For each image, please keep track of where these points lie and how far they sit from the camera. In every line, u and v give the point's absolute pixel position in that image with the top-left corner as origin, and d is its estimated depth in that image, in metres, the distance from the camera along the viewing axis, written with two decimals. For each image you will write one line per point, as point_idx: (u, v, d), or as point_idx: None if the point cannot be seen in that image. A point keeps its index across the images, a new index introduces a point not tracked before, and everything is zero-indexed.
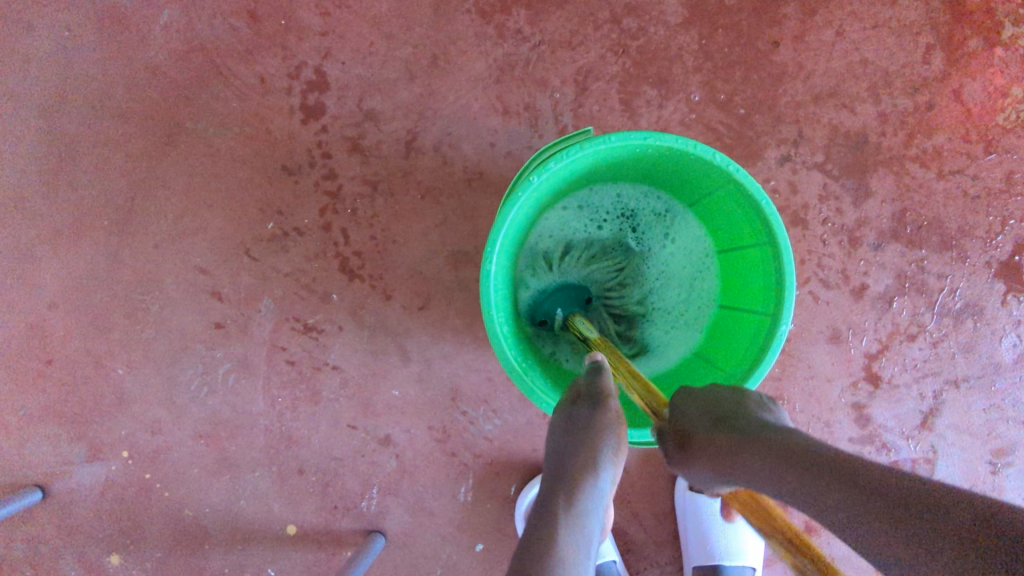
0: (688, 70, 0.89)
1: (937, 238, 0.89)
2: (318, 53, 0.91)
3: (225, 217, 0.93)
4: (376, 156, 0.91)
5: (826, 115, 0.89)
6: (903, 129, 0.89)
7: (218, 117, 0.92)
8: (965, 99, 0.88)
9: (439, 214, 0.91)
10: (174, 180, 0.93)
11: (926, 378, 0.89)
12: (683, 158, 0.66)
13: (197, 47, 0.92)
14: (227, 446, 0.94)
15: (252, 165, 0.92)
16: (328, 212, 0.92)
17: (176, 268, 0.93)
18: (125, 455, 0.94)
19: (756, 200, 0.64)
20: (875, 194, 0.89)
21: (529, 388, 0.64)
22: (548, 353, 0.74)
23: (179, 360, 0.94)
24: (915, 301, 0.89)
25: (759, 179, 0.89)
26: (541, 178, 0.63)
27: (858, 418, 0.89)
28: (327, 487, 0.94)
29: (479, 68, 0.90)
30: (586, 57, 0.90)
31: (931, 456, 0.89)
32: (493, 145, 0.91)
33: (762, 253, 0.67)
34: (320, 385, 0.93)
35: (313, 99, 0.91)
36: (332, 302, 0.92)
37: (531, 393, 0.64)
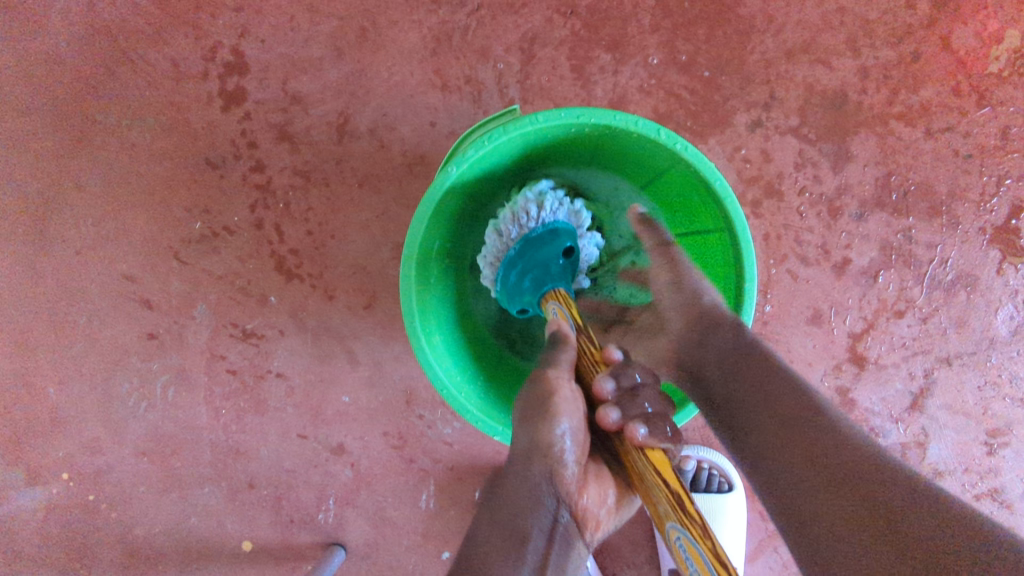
0: (644, 29, 0.80)
1: (925, 204, 0.81)
2: (233, 31, 0.82)
3: (149, 219, 0.85)
4: (306, 143, 0.83)
5: (800, 73, 0.80)
6: (887, 83, 0.80)
7: (132, 109, 0.83)
8: (954, 47, 0.79)
9: (380, 204, 0.83)
10: (87, 179, 0.84)
11: (915, 357, 0.82)
12: (626, 136, 0.58)
13: (100, 30, 0.82)
14: (173, 462, 0.88)
15: (173, 160, 0.84)
16: (259, 208, 0.84)
17: (99, 276, 0.85)
18: (66, 477, 0.88)
19: (709, 180, 0.57)
20: (856, 158, 0.80)
21: (460, 405, 0.60)
22: (489, 357, 0.69)
23: (113, 376, 0.87)
24: (902, 274, 0.81)
25: (727, 147, 0.80)
26: (461, 169, 0.56)
27: (842, 403, 0.82)
28: (281, 501, 0.89)
29: (413, 39, 0.81)
30: (530, 20, 0.81)
31: (922, 439, 0.83)
32: (434, 125, 0.82)
33: (720, 240, 0.61)
34: (265, 394, 0.86)
35: (232, 83, 0.82)
36: (270, 306, 0.85)
37: (464, 410, 0.60)
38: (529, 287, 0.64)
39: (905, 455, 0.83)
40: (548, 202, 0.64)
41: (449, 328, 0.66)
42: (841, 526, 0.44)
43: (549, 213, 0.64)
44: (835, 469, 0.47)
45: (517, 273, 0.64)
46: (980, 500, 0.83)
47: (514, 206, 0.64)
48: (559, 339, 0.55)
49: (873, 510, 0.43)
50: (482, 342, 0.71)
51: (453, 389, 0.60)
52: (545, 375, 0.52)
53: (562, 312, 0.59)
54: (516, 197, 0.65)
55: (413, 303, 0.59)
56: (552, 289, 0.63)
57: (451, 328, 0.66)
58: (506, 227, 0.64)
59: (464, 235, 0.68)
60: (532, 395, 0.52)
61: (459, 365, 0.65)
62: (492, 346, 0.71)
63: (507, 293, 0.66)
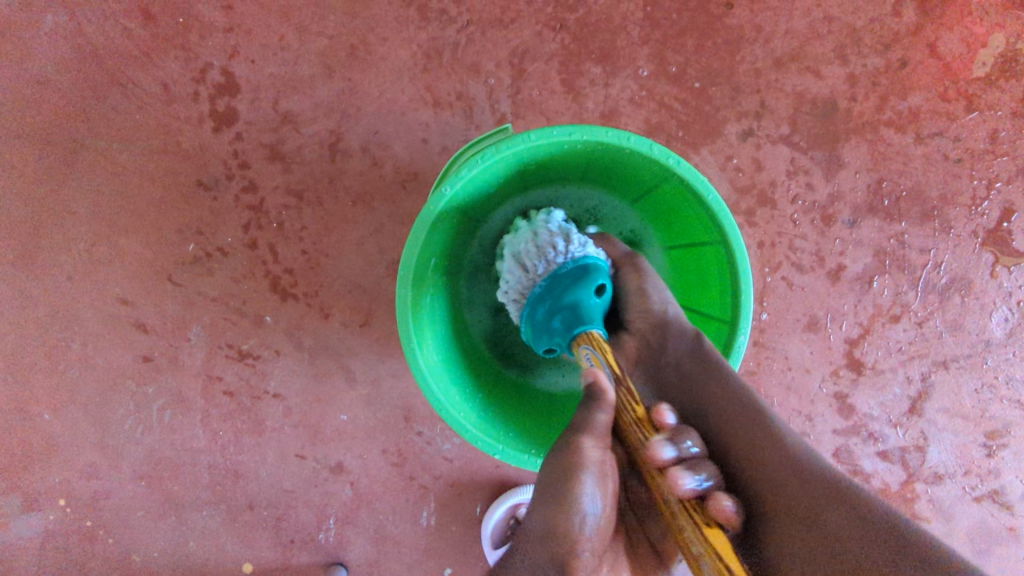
0: (634, 42, 0.80)
1: (918, 209, 0.81)
2: (223, 52, 0.82)
3: (141, 242, 0.84)
4: (299, 162, 0.82)
5: (789, 82, 0.80)
6: (876, 90, 0.81)
7: (122, 132, 0.83)
8: (941, 53, 0.80)
9: (374, 221, 0.83)
10: (79, 204, 0.84)
11: (912, 361, 0.82)
12: (618, 152, 0.59)
13: (89, 53, 0.82)
14: (171, 486, 0.88)
15: (165, 182, 0.83)
16: (253, 228, 0.83)
17: (93, 300, 0.85)
18: (63, 504, 0.88)
19: (702, 194, 0.57)
20: (847, 165, 0.81)
21: (461, 426, 0.59)
22: (486, 377, 0.69)
23: (109, 400, 0.86)
24: (896, 279, 0.81)
25: (719, 157, 0.81)
26: (454, 189, 0.56)
27: (841, 409, 0.83)
28: (281, 521, 0.88)
29: (403, 56, 0.81)
30: (520, 35, 0.81)
31: (921, 443, 0.83)
32: (427, 142, 0.82)
33: (715, 252, 0.61)
34: (262, 414, 0.86)
35: (223, 104, 0.82)
36: (266, 326, 0.84)
37: (464, 432, 0.59)
38: (558, 325, 0.60)
39: (905, 459, 0.83)
40: (575, 237, 0.64)
41: (445, 349, 0.66)
42: (787, 521, 0.48)
43: (578, 249, 0.63)
44: (780, 469, 0.51)
45: (547, 310, 0.61)
46: (980, 502, 0.84)
47: (540, 237, 0.64)
48: (596, 393, 0.52)
49: (813, 514, 0.47)
50: (479, 361, 0.70)
51: (451, 410, 0.60)
52: (575, 441, 0.50)
53: (599, 360, 0.56)
54: (540, 230, 0.65)
55: (410, 325, 0.59)
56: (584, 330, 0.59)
57: (448, 350, 0.66)
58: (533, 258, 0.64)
59: (458, 256, 0.68)
60: (554, 465, 0.49)
61: (457, 386, 0.64)
62: (490, 365, 0.71)
63: (534, 331, 0.63)
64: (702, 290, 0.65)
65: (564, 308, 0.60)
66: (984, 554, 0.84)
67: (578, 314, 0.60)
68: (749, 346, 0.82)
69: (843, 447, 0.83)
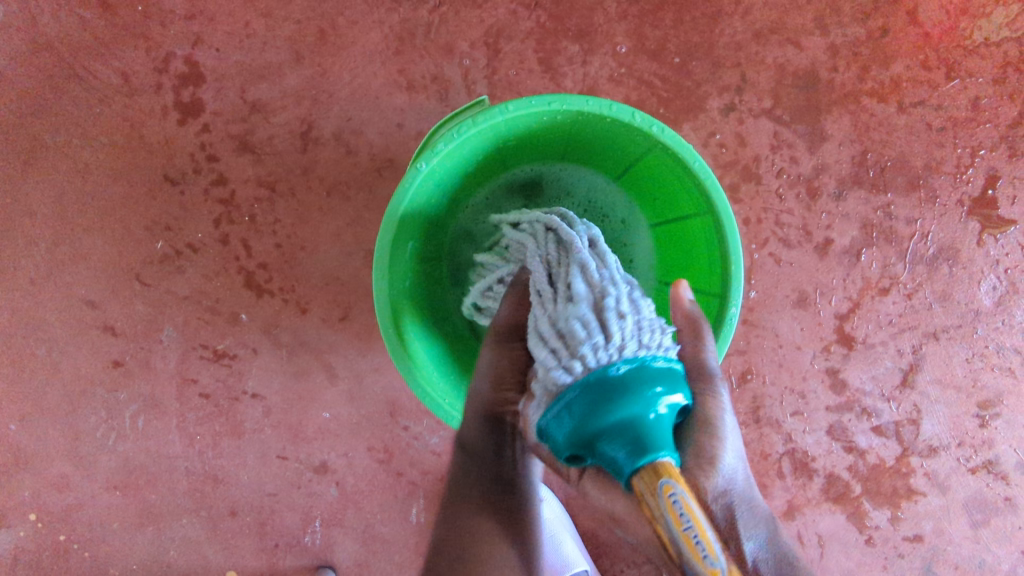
0: (611, 18, 0.78)
1: (903, 179, 0.80)
2: (187, 40, 0.79)
3: (106, 241, 0.80)
4: (269, 153, 0.79)
5: (770, 54, 0.79)
6: (857, 60, 0.79)
7: (82, 127, 0.79)
8: (921, 20, 0.79)
9: (350, 211, 0.80)
10: (39, 203, 0.80)
11: (902, 334, 0.81)
12: (599, 123, 0.57)
13: (43, 46, 0.78)
14: (147, 494, 0.84)
15: (130, 179, 0.80)
16: (224, 223, 0.80)
17: (58, 304, 0.81)
18: (34, 519, 0.84)
19: (687, 162, 0.55)
20: (831, 137, 0.80)
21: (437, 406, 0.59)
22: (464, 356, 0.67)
23: (78, 408, 0.82)
24: (884, 251, 0.80)
25: (702, 134, 0.79)
26: (430, 165, 0.54)
27: (833, 385, 0.81)
28: (264, 526, 0.85)
29: (374, 39, 0.79)
30: (494, 14, 0.78)
31: (915, 416, 0.82)
32: (402, 127, 0.80)
33: (704, 225, 0.59)
34: (240, 416, 0.83)
35: (188, 95, 0.79)
36: (241, 324, 0.81)
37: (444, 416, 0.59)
38: (607, 437, 0.41)
39: (899, 433, 0.82)
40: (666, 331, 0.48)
41: (430, 337, 0.64)
42: None
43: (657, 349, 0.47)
44: None
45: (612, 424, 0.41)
46: (975, 473, 0.83)
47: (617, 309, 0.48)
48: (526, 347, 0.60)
49: None
50: (464, 346, 0.68)
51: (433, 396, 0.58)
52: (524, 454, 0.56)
53: (691, 504, 0.37)
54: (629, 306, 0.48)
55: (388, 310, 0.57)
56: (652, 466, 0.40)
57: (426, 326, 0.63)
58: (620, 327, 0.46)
59: (438, 240, 0.66)
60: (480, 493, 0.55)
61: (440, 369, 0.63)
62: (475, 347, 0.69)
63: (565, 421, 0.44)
64: (689, 268, 0.63)
65: (628, 414, 0.41)
66: (981, 526, 0.83)
67: (640, 433, 0.41)
68: (739, 325, 0.80)
69: (837, 424, 0.82)
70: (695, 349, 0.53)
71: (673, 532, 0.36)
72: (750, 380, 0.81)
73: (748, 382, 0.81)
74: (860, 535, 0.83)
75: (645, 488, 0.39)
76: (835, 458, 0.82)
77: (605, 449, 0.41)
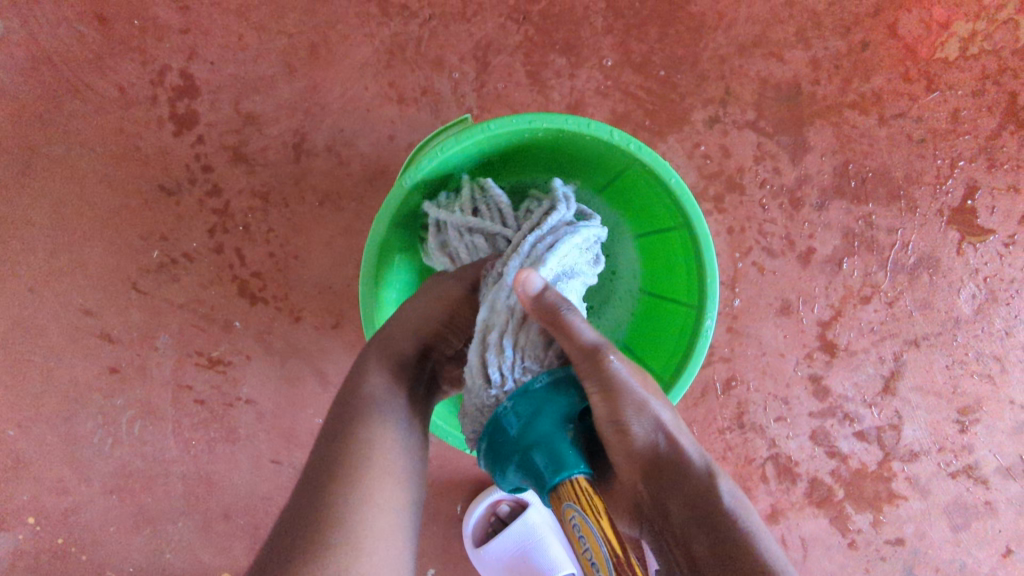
0: (597, 32, 0.80)
1: (884, 190, 0.82)
2: (182, 54, 0.80)
3: (103, 251, 0.82)
4: (262, 163, 0.81)
5: (753, 67, 0.81)
6: (838, 73, 0.81)
7: (80, 138, 0.81)
8: (901, 34, 0.81)
9: (342, 220, 0.82)
10: (37, 213, 0.81)
11: (884, 341, 0.83)
12: (580, 140, 0.59)
13: (41, 59, 0.80)
14: (144, 498, 0.85)
15: (126, 189, 0.82)
16: (218, 232, 0.82)
17: (56, 312, 0.82)
18: (32, 522, 0.85)
19: (664, 178, 0.57)
20: (813, 148, 0.81)
21: None
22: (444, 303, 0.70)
23: (76, 414, 0.84)
24: (866, 260, 0.82)
25: (686, 145, 0.81)
26: (414, 180, 0.56)
27: (816, 391, 0.83)
28: (258, 529, 0.86)
29: (365, 53, 0.80)
30: (483, 28, 0.80)
31: (896, 422, 0.84)
32: (393, 139, 0.81)
33: (682, 239, 0.60)
34: (234, 422, 0.84)
35: (183, 107, 0.81)
36: (235, 331, 0.83)
37: None
38: (519, 468, 0.47)
39: (881, 438, 0.84)
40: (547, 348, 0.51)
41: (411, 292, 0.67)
42: None
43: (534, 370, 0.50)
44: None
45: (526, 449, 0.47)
46: (956, 478, 0.84)
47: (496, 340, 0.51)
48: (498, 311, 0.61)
49: None
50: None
51: None
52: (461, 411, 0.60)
53: (585, 522, 0.42)
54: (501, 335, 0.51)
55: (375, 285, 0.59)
56: (568, 477, 0.45)
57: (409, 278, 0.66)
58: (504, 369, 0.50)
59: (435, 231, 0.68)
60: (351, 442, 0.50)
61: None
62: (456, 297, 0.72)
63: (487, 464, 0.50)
64: (669, 280, 0.65)
65: (541, 437, 0.47)
66: (961, 530, 0.85)
67: (552, 452, 0.46)
68: (724, 332, 0.82)
69: (819, 429, 0.83)
70: (568, 341, 0.47)
71: (579, 549, 0.43)
72: (734, 387, 0.82)
73: (732, 388, 0.82)
74: (842, 538, 0.85)
75: (558, 498, 0.45)
76: (818, 463, 0.84)
77: (526, 475, 0.47)
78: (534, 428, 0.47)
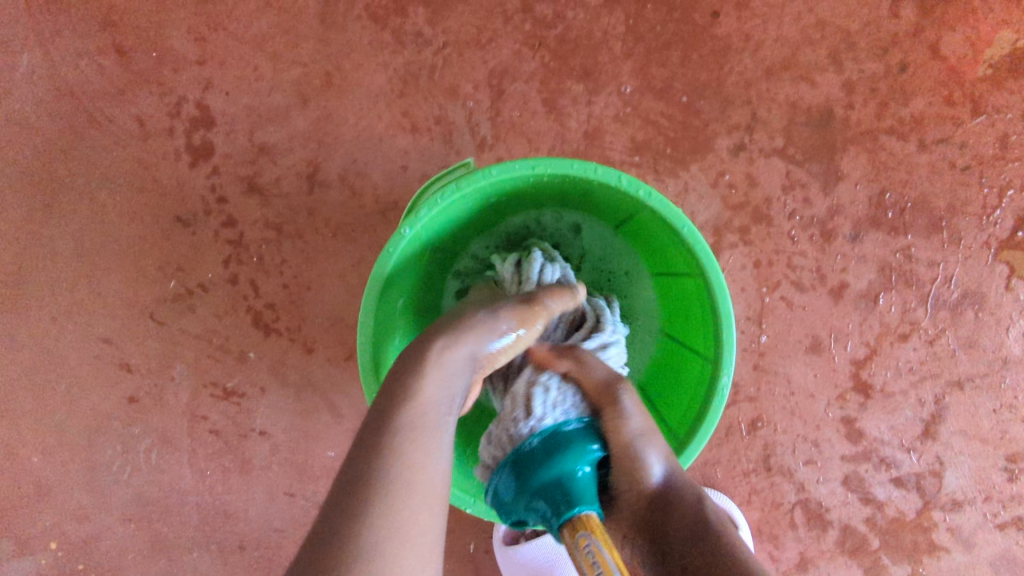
0: (617, 57, 0.77)
1: (924, 221, 0.77)
2: (198, 85, 0.80)
3: (123, 281, 0.83)
4: (277, 195, 0.81)
5: (782, 92, 0.77)
6: (874, 97, 0.77)
7: (101, 170, 0.82)
8: (944, 53, 0.76)
9: (355, 252, 0.81)
10: (58, 244, 0.82)
11: (924, 382, 0.78)
12: (586, 182, 0.57)
13: (63, 92, 0.81)
14: (161, 527, 0.86)
15: (144, 220, 0.82)
16: (233, 263, 0.82)
17: (77, 341, 0.83)
18: (55, 548, 0.86)
19: (675, 226, 0.54)
20: (846, 177, 0.77)
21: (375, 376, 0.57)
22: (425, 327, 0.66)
23: (96, 442, 0.85)
24: (904, 295, 0.77)
25: (710, 173, 0.77)
26: (413, 230, 0.55)
27: (849, 434, 0.78)
28: (271, 562, 0.86)
29: (379, 81, 0.79)
30: (498, 55, 0.78)
31: (937, 468, 0.78)
32: (406, 169, 0.80)
33: (697, 287, 0.57)
34: (249, 453, 0.84)
35: (199, 138, 0.81)
36: (249, 362, 0.83)
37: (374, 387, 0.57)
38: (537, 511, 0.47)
39: (920, 485, 0.78)
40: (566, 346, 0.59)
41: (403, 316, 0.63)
42: None
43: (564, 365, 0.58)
44: None
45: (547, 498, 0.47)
46: (1003, 530, 0.79)
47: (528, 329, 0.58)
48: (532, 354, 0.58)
49: None
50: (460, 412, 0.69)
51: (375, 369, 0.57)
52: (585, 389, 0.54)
53: (601, 552, 0.43)
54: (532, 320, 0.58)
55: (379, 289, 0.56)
56: (574, 517, 0.46)
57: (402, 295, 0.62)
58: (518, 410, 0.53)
59: (434, 266, 0.65)
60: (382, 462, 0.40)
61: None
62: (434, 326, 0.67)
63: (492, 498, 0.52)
64: (686, 326, 0.62)
65: (549, 479, 0.47)
66: None
67: (565, 494, 0.47)
68: (749, 370, 0.78)
69: (853, 474, 0.78)
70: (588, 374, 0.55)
71: None
72: (760, 428, 0.78)
73: (758, 429, 0.78)
74: None
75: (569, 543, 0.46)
76: (851, 510, 0.79)
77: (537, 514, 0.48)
78: (549, 469, 0.47)
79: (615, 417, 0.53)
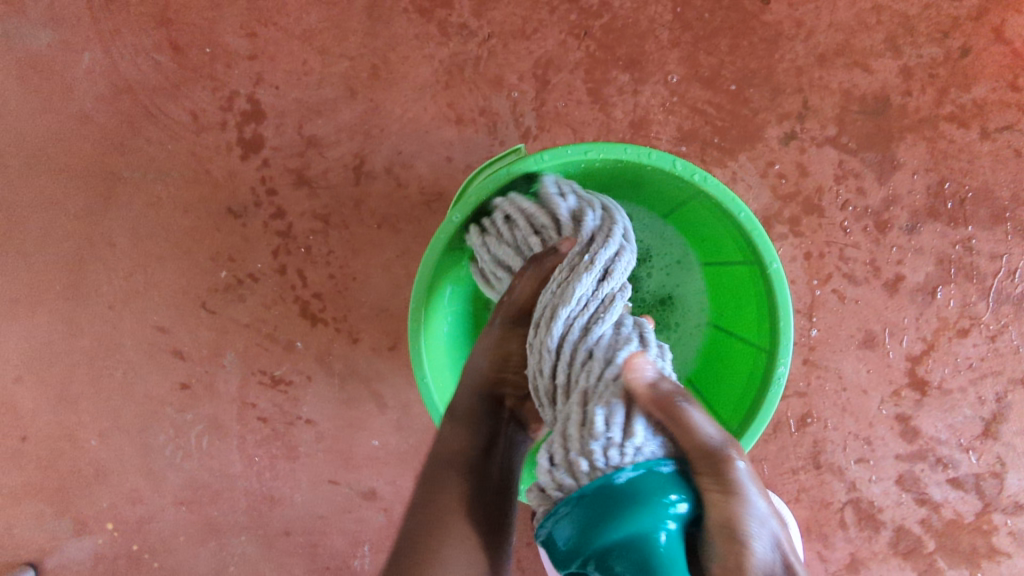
0: (664, 45, 0.76)
1: (986, 211, 0.74)
2: (249, 79, 0.82)
3: (176, 271, 0.85)
4: (324, 186, 0.82)
5: (835, 79, 0.75)
6: (934, 83, 0.74)
7: (157, 162, 0.84)
8: (1009, 37, 0.74)
9: (400, 243, 0.82)
10: (117, 234, 0.85)
11: (984, 379, 0.75)
12: (639, 169, 0.56)
13: (123, 88, 0.84)
14: (210, 511, 0.88)
15: (197, 212, 0.84)
16: (281, 253, 0.83)
17: (133, 328, 0.86)
18: (111, 528, 0.89)
19: (730, 211, 0.54)
20: (903, 166, 0.74)
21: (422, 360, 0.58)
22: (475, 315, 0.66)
23: (150, 426, 0.87)
24: (964, 289, 0.74)
25: (760, 163, 0.75)
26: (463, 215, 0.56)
27: (904, 432, 0.76)
28: (315, 548, 0.87)
29: (424, 73, 0.80)
30: (543, 45, 0.78)
31: (998, 469, 0.75)
32: (451, 160, 0.80)
33: (751, 273, 0.57)
34: (296, 440, 0.86)
35: (250, 131, 0.82)
36: (297, 351, 0.84)
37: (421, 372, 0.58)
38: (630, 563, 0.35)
39: (980, 487, 0.76)
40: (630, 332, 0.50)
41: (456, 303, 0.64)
42: None
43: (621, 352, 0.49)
44: None
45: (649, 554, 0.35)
46: None
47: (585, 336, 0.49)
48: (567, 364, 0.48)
49: None
50: None
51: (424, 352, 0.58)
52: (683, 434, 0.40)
53: None
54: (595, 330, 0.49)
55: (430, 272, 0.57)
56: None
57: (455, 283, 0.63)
58: (608, 434, 0.41)
59: None
60: None
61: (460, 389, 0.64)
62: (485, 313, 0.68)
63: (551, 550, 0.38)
64: (736, 316, 0.61)
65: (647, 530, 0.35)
66: None
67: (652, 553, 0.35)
68: (799, 365, 0.76)
69: (908, 474, 0.76)
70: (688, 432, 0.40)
71: None
72: (810, 424, 0.76)
73: (807, 425, 0.76)
74: None
75: None
76: (906, 511, 0.76)
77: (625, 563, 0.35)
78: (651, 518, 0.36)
79: (733, 490, 0.37)
